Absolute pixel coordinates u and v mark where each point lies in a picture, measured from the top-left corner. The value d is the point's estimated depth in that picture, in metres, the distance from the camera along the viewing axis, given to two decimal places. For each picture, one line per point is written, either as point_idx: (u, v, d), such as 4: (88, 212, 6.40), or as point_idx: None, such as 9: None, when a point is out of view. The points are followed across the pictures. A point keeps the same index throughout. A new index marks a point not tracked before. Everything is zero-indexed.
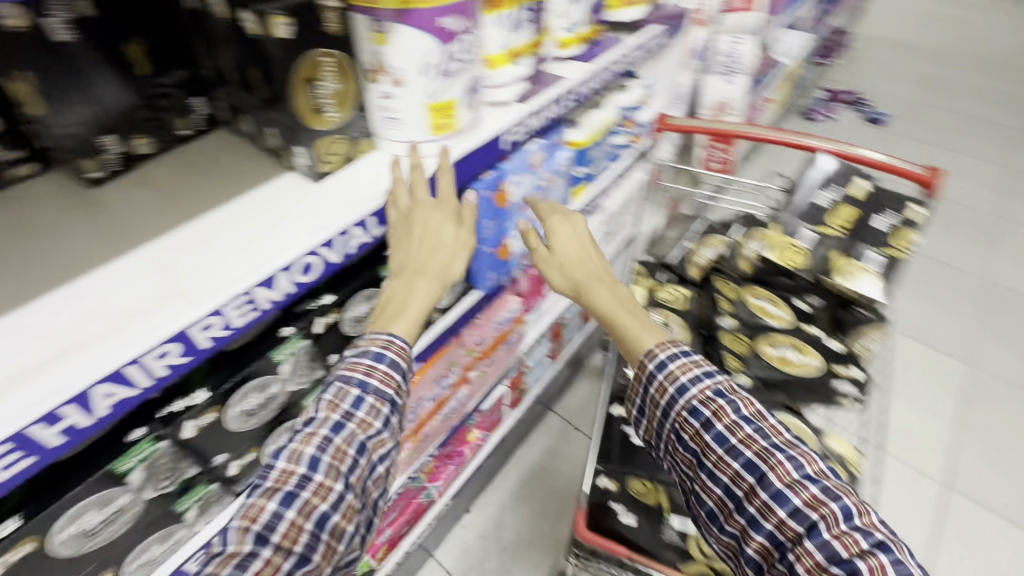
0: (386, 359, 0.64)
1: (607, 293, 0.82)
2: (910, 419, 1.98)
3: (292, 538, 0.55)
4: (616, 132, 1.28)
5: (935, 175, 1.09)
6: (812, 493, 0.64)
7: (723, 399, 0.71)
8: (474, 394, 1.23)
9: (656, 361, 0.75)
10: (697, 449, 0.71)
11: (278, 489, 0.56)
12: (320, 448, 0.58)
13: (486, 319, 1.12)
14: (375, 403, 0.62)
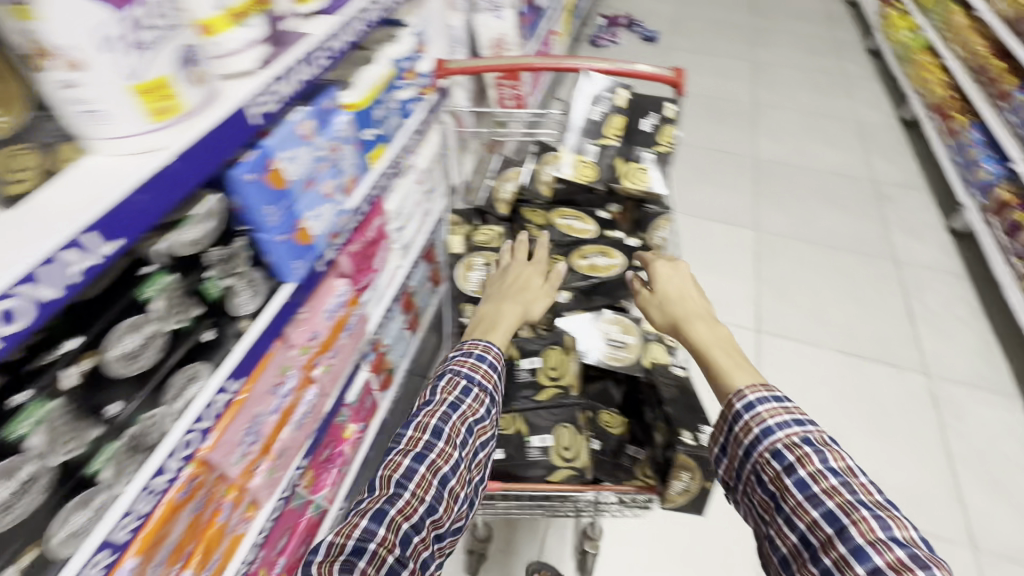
0: (485, 360, 0.91)
1: (706, 331, 0.94)
2: (723, 287, 2.36)
3: (424, 487, 0.77)
4: (398, 85, 1.23)
5: (680, 75, 1.24)
6: (898, 557, 0.62)
7: (810, 446, 0.74)
8: (327, 391, 1.16)
9: (744, 403, 0.81)
10: (776, 491, 0.74)
11: (410, 451, 0.79)
12: (442, 420, 0.83)
13: (313, 311, 1.05)
14: (478, 393, 0.88)
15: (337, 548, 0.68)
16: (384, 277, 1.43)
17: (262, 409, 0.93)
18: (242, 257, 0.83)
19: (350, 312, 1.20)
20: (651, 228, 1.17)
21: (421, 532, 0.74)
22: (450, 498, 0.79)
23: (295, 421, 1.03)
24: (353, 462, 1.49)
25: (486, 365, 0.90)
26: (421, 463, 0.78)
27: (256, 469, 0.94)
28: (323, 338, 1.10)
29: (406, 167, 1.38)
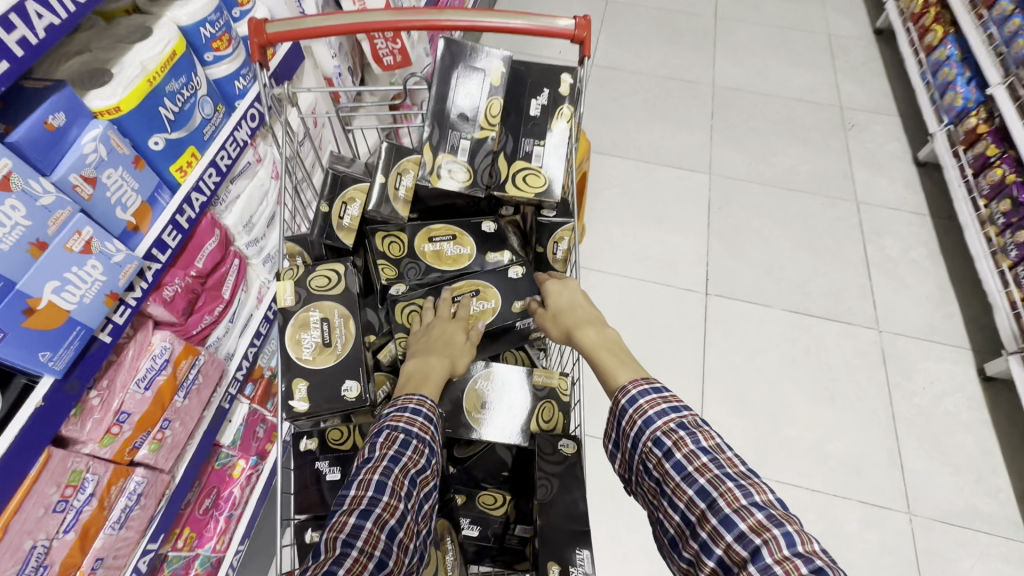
0: (423, 412, 0.72)
1: (597, 336, 0.84)
2: (671, 245, 2.15)
3: (374, 543, 0.59)
4: (202, 61, 0.91)
5: (585, 30, 0.94)
6: (758, 520, 0.62)
7: (686, 430, 0.71)
8: (168, 465, 0.94)
9: (628, 397, 0.76)
10: (659, 477, 0.71)
11: (354, 508, 0.62)
12: (386, 475, 0.65)
13: (111, 387, 0.83)
14: (420, 445, 0.69)
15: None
16: (252, 301, 1.16)
17: (41, 537, 0.74)
18: None
19: (186, 367, 0.95)
20: (548, 239, 0.95)
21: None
22: (402, 553, 0.62)
23: (116, 520, 0.84)
24: (248, 501, 1.28)
25: (425, 417, 0.72)
26: (367, 518, 0.61)
27: None
28: (145, 413, 0.87)
29: (255, 163, 1.09)
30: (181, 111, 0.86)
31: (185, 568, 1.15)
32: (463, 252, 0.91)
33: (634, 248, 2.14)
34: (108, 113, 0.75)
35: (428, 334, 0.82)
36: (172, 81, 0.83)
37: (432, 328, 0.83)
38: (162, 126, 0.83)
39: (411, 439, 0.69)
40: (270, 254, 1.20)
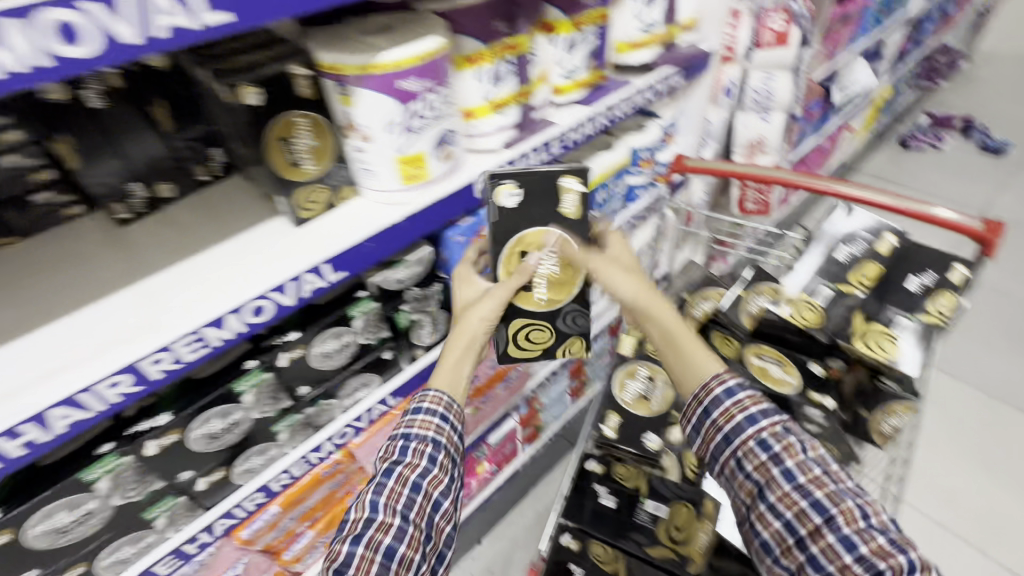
0: (421, 409, 0.78)
1: (672, 317, 0.82)
2: (1006, 507, 1.66)
3: (366, 569, 0.65)
4: (630, 171, 1.24)
5: (993, 232, 0.93)
6: (880, 543, 0.64)
7: (794, 438, 0.73)
8: (469, 430, 1.24)
9: (724, 388, 0.78)
10: (760, 480, 0.73)
11: (349, 534, 0.69)
12: (376, 492, 0.71)
13: (479, 356, 1.13)
14: (417, 445, 0.75)
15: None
16: None
17: None
18: (435, 299, 0.95)
19: (513, 366, 1.24)
20: (878, 407, 0.92)
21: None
22: (399, 568, 0.66)
23: None
24: (475, 497, 1.53)
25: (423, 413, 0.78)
26: (357, 543, 0.67)
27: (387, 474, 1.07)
28: (481, 383, 1.17)
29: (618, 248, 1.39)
30: (605, 200, 1.20)
31: None
32: (787, 379, 0.97)
33: (944, 484, 1.73)
34: None
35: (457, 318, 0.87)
36: (611, 179, 1.18)
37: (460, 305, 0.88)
38: (591, 206, 1.18)
39: (409, 444, 0.75)
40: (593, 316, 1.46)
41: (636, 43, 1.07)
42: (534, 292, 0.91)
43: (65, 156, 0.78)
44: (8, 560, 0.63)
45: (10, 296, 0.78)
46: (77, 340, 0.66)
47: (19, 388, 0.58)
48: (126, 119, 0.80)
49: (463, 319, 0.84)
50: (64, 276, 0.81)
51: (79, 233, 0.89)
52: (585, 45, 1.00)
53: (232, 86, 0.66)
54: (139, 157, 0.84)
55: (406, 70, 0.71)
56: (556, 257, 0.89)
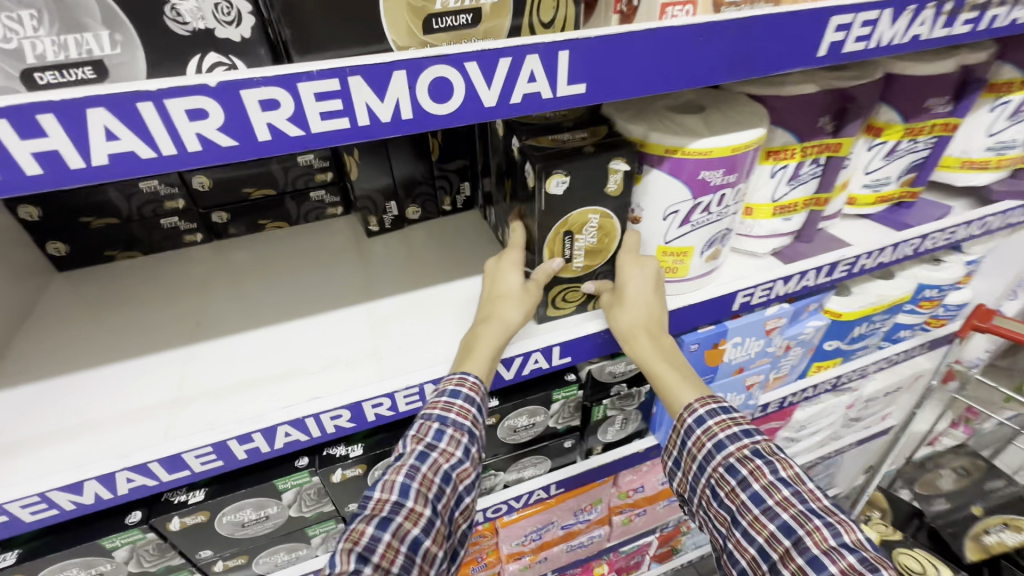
0: (461, 394, 0.59)
1: (653, 348, 0.64)
2: None
3: (390, 560, 0.51)
4: (904, 309, 0.98)
5: None
6: (852, 563, 0.49)
7: (763, 458, 0.57)
8: (613, 537, 1.08)
9: (695, 417, 0.62)
10: (731, 508, 0.57)
11: (373, 516, 0.53)
12: (409, 474, 0.55)
13: (653, 468, 0.97)
14: (455, 435, 0.58)
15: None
16: None
17: (559, 520, 0.94)
18: (637, 400, 0.83)
19: None
20: None
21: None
22: (425, 564, 0.53)
23: (570, 545, 1.00)
24: None
25: (466, 399, 0.59)
26: (383, 530, 0.52)
27: (519, 558, 0.96)
28: (644, 496, 1.01)
29: (847, 390, 1.12)
30: (861, 335, 0.97)
31: None
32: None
33: None
34: (831, 313, 0.90)
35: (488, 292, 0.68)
36: (879, 314, 0.95)
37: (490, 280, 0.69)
38: (844, 338, 0.95)
39: (445, 430, 0.59)
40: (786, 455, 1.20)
41: (976, 163, 0.84)
42: (575, 265, 0.66)
43: (349, 166, 0.84)
44: (192, 538, 0.63)
45: (269, 276, 0.86)
46: (315, 351, 0.68)
47: (263, 388, 0.62)
48: (406, 142, 0.83)
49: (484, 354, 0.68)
50: (314, 272, 0.86)
51: (330, 231, 0.95)
52: (910, 156, 0.80)
53: None
54: (403, 177, 0.87)
55: (714, 160, 0.60)
56: (601, 232, 0.64)
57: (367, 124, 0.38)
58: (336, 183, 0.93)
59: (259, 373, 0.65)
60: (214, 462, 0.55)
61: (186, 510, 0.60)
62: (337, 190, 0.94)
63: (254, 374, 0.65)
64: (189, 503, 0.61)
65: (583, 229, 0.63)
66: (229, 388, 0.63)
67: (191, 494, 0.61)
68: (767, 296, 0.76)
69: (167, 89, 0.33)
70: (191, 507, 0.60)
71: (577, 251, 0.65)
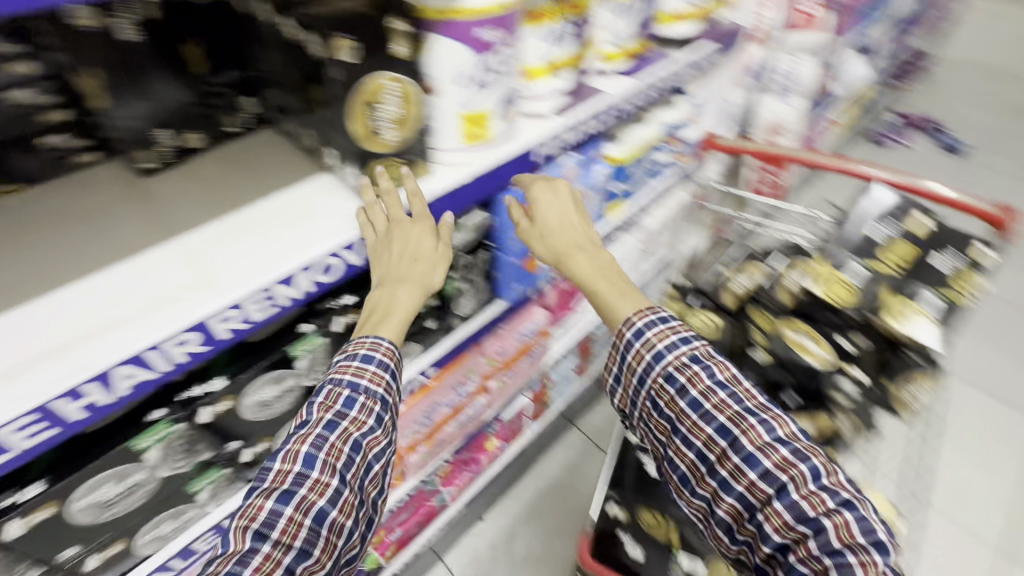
0: (374, 360, 0.70)
1: (589, 263, 0.82)
2: (971, 476, 1.80)
3: (292, 535, 0.59)
4: (659, 148, 1.24)
5: (1009, 215, 0.99)
6: (782, 455, 0.66)
7: (699, 365, 0.73)
8: (493, 404, 1.22)
9: (634, 329, 0.76)
10: (672, 415, 0.73)
11: (274, 489, 0.61)
12: (315, 445, 0.63)
13: (509, 329, 1.11)
14: (365, 402, 0.68)
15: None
16: (574, 317, 1.39)
17: (443, 399, 1.03)
18: (479, 267, 0.95)
19: (539, 341, 1.23)
20: (901, 380, 0.95)
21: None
22: (330, 536, 0.62)
23: (458, 421, 1.11)
24: (484, 473, 1.52)
25: (375, 365, 0.70)
26: (284, 504, 0.60)
27: (414, 448, 1.04)
28: (508, 356, 1.14)
29: (636, 228, 1.40)
30: (634, 174, 1.20)
31: (432, 495, 1.39)
32: (818, 350, 0.98)
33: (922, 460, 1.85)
34: (611, 159, 1.10)
35: (391, 250, 0.71)
36: (644, 154, 1.18)
37: (393, 238, 0.71)
38: (624, 180, 1.17)
39: (357, 397, 0.68)
40: None
41: (681, 14, 1.06)
42: (388, 139, 0.69)
43: (89, 92, 0.68)
44: (45, 538, 0.57)
45: (20, 247, 0.69)
46: (125, 299, 0.60)
47: (77, 348, 0.54)
48: (156, 54, 0.71)
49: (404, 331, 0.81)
50: (85, 226, 0.72)
51: (88, 182, 0.79)
52: (635, 13, 0.98)
53: (324, 36, 0.61)
54: (170, 102, 0.75)
55: (484, 18, 0.66)
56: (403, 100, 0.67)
57: None
58: (73, 123, 0.76)
59: (59, 338, 0.56)
60: (46, 431, 0.51)
61: (24, 509, 0.54)
62: (78, 131, 0.77)
63: (55, 341, 0.55)
64: (20, 503, 0.55)
65: (384, 96, 0.64)
66: (26, 365, 0.52)
67: (26, 491, 0.55)
68: (560, 147, 0.89)
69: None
70: (30, 503, 0.54)
71: (386, 121, 0.67)
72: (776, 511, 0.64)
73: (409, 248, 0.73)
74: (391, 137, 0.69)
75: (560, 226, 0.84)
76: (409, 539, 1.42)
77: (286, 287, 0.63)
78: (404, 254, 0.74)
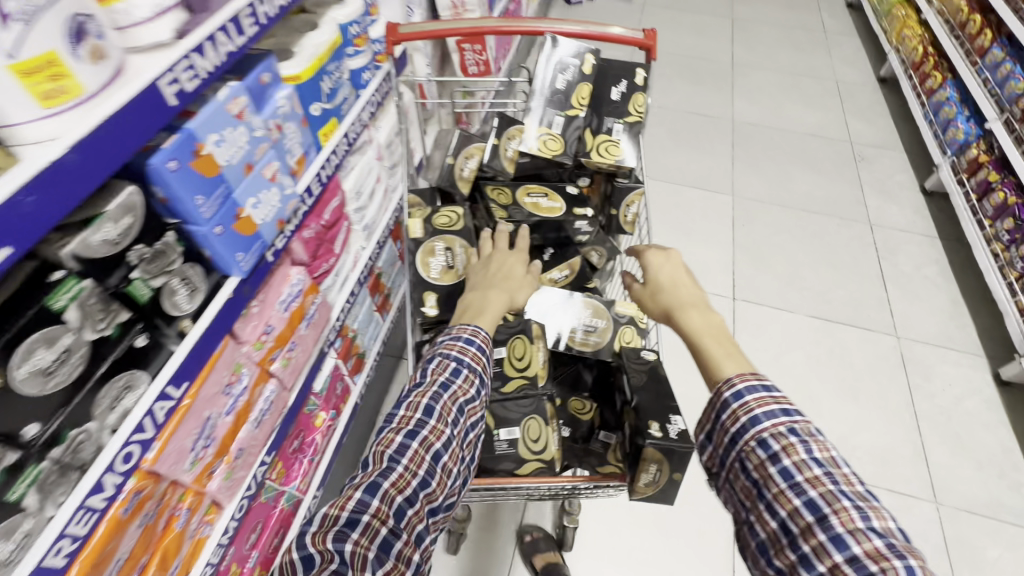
0: (474, 344, 0.84)
1: (699, 321, 0.88)
2: (699, 253, 2.35)
3: (418, 462, 0.74)
4: (348, 53, 1.13)
5: (652, 39, 1.15)
6: (876, 546, 0.61)
7: (799, 438, 0.71)
8: (291, 385, 1.10)
9: (733, 390, 0.77)
10: (759, 479, 0.71)
11: (402, 428, 0.76)
12: (433, 398, 0.79)
13: (264, 304, 0.99)
14: (468, 375, 0.82)
15: (331, 519, 0.67)
16: (348, 263, 1.35)
17: (215, 410, 0.88)
18: (176, 252, 0.76)
19: (309, 301, 1.13)
20: (621, 203, 1.12)
21: (415, 506, 0.72)
22: (443, 474, 0.76)
23: (254, 420, 0.99)
24: (325, 450, 1.45)
25: (476, 348, 0.85)
26: (412, 438, 0.75)
27: (212, 473, 0.91)
28: (280, 331, 1.03)
29: (366, 144, 1.30)
30: (332, 89, 1.08)
31: (276, 500, 1.30)
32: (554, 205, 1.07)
33: None
34: (292, 80, 0.96)
35: (487, 269, 0.94)
36: (330, 64, 1.06)
37: (490, 262, 0.95)
38: (320, 99, 1.05)
39: (460, 370, 0.81)
40: (367, 224, 1.40)
41: None
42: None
43: None
44: None
45: None
46: None
47: None
48: None
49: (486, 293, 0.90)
50: None
51: None
52: None
53: None
54: None
55: None
56: None
57: None
58: None
59: None
60: None
61: None
62: None
63: None
64: None
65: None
66: None
67: None
68: (199, 76, 0.74)
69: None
70: None
71: None
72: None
73: (499, 270, 0.93)
74: None
75: (672, 286, 0.97)
76: (274, 553, 1.31)
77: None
78: (499, 272, 0.93)
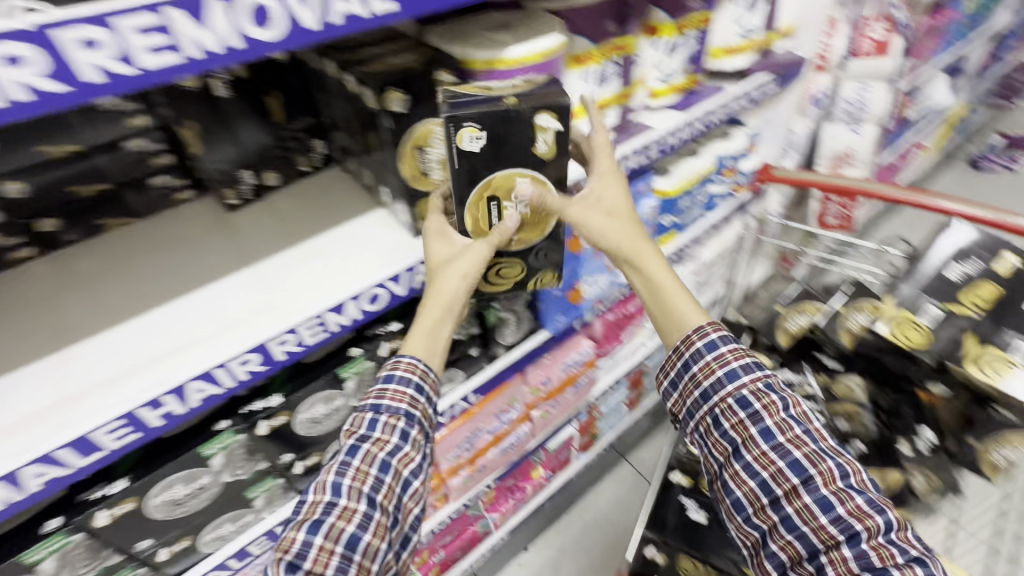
0: (393, 377, 0.67)
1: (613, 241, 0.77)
2: None
3: (324, 562, 0.57)
4: (713, 180, 1.21)
5: None
6: (857, 504, 0.62)
7: (776, 395, 0.70)
8: (537, 433, 1.22)
9: (706, 341, 0.74)
10: (738, 440, 0.69)
11: (307, 518, 0.60)
12: (341, 471, 0.61)
13: (553, 359, 1.13)
14: (388, 419, 0.65)
15: None
16: (625, 350, 1.41)
17: (485, 426, 1.06)
18: (523, 297, 0.96)
19: (584, 372, 1.21)
20: (989, 438, 0.91)
21: None
22: (365, 560, 0.59)
23: (500, 448, 1.13)
24: (527, 502, 1.52)
25: (396, 381, 0.68)
26: (314, 532, 0.58)
27: (458, 472, 1.08)
28: (552, 388, 1.14)
29: (691, 257, 1.35)
30: (687, 207, 1.18)
31: (476, 520, 1.40)
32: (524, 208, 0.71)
33: None
34: (661, 193, 1.10)
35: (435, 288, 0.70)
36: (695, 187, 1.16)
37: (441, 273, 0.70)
38: (673, 213, 1.16)
39: (379, 416, 0.66)
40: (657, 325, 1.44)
41: (732, 48, 1.05)
42: (433, 177, 0.74)
43: (190, 140, 0.80)
44: (126, 531, 0.64)
45: (132, 271, 0.79)
46: (194, 325, 0.67)
47: (169, 365, 0.62)
48: (244, 104, 0.80)
49: (438, 281, 0.68)
50: (176, 255, 0.81)
51: (181, 214, 0.89)
52: (682, 51, 0.99)
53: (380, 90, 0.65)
54: (250, 147, 0.85)
55: (530, 65, 0.70)
56: None
57: (200, 57, 0.42)
58: (176, 166, 0.86)
59: (145, 352, 0.64)
60: (130, 435, 0.57)
61: (110, 500, 0.62)
62: (180, 173, 0.88)
63: (154, 352, 0.64)
64: (111, 494, 0.62)
65: (431, 140, 0.70)
66: (124, 372, 0.62)
67: (113, 485, 0.63)
68: None
69: (112, 10, 0.37)
70: (114, 496, 0.62)
71: (434, 161, 0.72)
72: (843, 558, 0.60)
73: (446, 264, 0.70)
74: (438, 175, 0.74)
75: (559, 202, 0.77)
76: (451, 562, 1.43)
77: (365, 300, 0.69)
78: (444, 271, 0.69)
